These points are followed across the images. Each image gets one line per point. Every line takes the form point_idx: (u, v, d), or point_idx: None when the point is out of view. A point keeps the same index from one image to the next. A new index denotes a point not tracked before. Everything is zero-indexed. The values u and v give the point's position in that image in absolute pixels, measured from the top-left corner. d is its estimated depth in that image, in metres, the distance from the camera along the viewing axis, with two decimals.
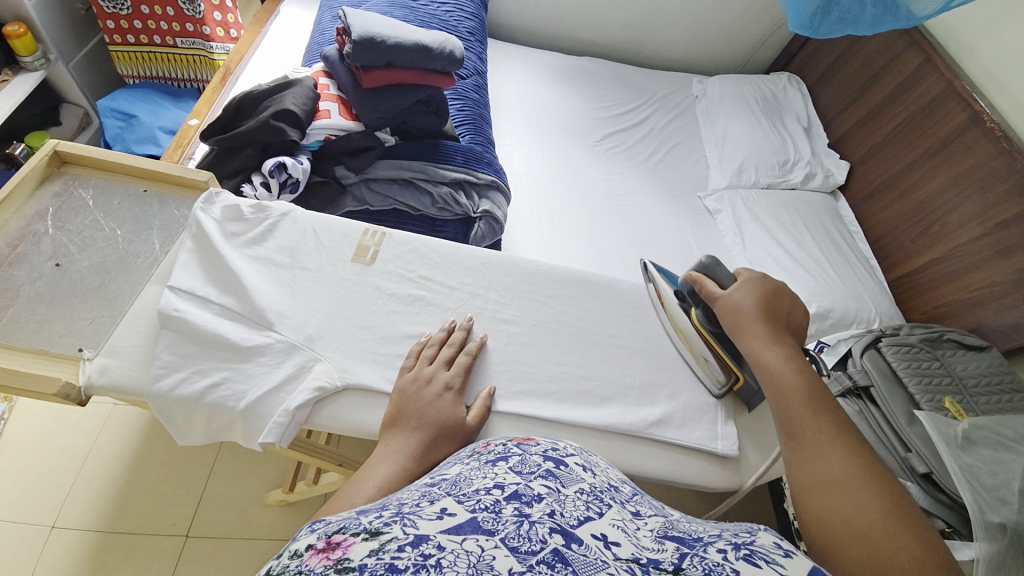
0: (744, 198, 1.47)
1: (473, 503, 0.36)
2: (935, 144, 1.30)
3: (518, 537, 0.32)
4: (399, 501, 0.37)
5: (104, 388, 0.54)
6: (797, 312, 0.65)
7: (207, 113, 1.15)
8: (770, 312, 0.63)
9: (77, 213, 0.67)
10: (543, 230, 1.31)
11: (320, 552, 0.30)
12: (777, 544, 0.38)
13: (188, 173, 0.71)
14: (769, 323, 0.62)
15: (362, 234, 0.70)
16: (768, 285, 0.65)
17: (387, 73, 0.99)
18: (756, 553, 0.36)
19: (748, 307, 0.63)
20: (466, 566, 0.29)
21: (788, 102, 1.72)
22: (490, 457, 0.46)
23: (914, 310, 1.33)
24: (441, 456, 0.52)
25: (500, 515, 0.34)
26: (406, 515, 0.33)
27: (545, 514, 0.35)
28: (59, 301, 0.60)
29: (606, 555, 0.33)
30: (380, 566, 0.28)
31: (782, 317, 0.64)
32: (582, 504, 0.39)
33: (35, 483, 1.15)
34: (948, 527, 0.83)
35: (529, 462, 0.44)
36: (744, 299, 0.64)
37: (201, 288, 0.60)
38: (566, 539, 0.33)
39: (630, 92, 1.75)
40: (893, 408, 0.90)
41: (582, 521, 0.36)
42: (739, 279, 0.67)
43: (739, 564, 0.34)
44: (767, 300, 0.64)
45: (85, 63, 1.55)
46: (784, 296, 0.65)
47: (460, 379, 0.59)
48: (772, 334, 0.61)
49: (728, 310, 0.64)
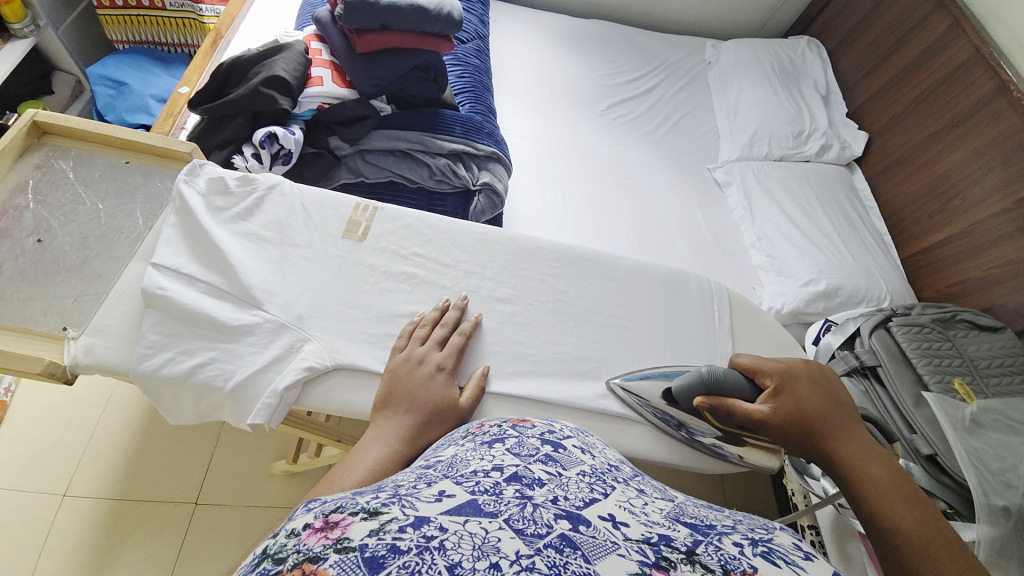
0: (755, 170, 1.41)
1: (473, 485, 0.35)
2: (959, 114, 1.23)
3: (523, 519, 0.31)
4: (396, 482, 0.36)
5: (90, 367, 0.53)
6: (835, 381, 0.62)
7: (198, 80, 1.11)
8: (828, 405, 0.58)
9: (59, 186, 0.65)
10: (545, 203, 1.27)
11: (318, 532, 0.28)
12: (797, 546, 0.35)
13: (171, 144, 0.68)
14: (841, 420, 0.57)
15: (353, 208, 0.67)
16: (800, 377, 0.60)
17: (383, 37, 0.94)
18: (774, 552, 0.34)
19: (807, 411, 0.57)
20: (471, 547, 0.28)
21: (806, 69, 1.63)
22: (486, 438, 0.45)
23: (926, 288, 1.29)
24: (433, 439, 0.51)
25: (501, 497, 0.33)
26: (404, 497, 0.32)
27: (548, 499, 0.34)
28: (43, 278, 0.58)
29: (615, 536, 0.32)
30: (380, 548, 0.27)
31: (836, 404, 0.59)
32: (586, 485, 0.38)
33: (45, 453, 1.17)
34: (949, 508, 0.79)
35: (528, 445, 0.43)
36: (801, 394, 0.58)
37: (186, 266, 0.58)
38: (573, 523, 0.32)
39: (639, 58, 1.67)
40: (900, 390, 0.88)
41: (588, 503, 0.36)
42: (769, 383, 0.59)
43: (757, 560, 0.32)
44: (826, 393, 0.59)
45: (73, 28, 1.50)
46: (817, 376, 0.61)
47: (453, 360, 0.58)
48: (843, 432, 0.56)
49: (789, 423, 0.56)
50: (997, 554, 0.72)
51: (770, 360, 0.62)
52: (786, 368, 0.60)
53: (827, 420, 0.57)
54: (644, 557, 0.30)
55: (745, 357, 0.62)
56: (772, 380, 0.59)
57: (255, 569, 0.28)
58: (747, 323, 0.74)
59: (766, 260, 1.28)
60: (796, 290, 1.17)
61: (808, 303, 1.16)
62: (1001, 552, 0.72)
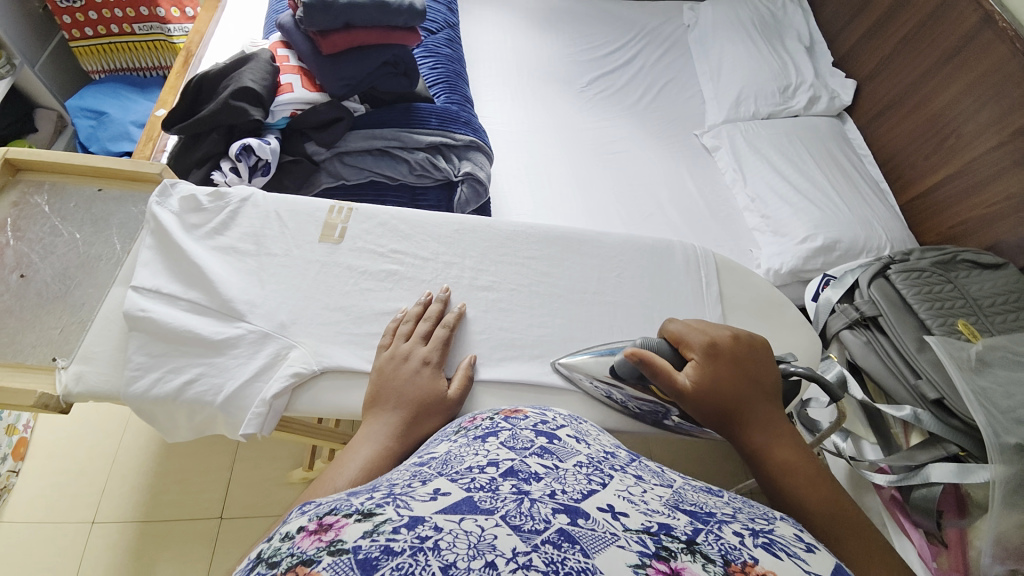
0: (744, 131, 1.38)
1: (468, 481, 0.35)
2: (948, 50, 1.19)
3: (520, 515, 0.31)
4: (391, 482, 0.36)
5: (82, 394, 0.54)
6: (759, 354, 0.57)
7: (173, 101, 1.11)
8: (741, 380, 0.55)
9: (36, 221, 0.66)
10: (531, 188, 1.26)
11: (312, 534, 0.29)
12: (799, 537, 0.35)
13: (140, 167, 0.68)
14: (752, 395, 0.55)
15: (328, 212, 0.67)
16: (724, 349, 0.56)
17: (347, 36, 0.92)
18: (776, 543, 0.33)
19: (721, 386, 0.53)
20: (466, 547, 0.28)
21: (788, 21, 1.59)
22: (478, 433, 0.45)
23: (927, 232, 1.26)
24: (425, 431, 0.51)
25: (497, 493, 0.33)
26: (398, 496, 0.32)
27: (546, 493, 0.34)
28: (29, 312, 0.59)
29: (615, 528, 0.32)
30: (374, 549, 0.27)
31: (755, 380, 0.55)
32: (584, 477, 0.38)
33: (71, 482, 1.21)
34: (962, 451, 0.77)
35: (522, 437, 0.43)
36: (714, 373, 0.54)
37: (166, 285, 0.58)
38: (571, 517, 0.32)
39: (616, 30, 1.63)
40: (902, 336, 0.86)
41: (587, 494, 0.35)
42: (691, 356, 0.56)
43: (758, 550, 0.32)
44: (739, 366, 0.55)
45: (50, 64, 1.51)
46: (744, 350, 0.56)
47: (438, 353, 0.58)
48: (754, 409, 0.54)
49: (695, 401, 0.53)
50: (1012, 493, 0.70)
51: (699, 329, 0.58)
52: (710, 340, 0.56)
53: (733, 394, 0.54)
54: (644, 548, 0.30)
55: (674, 326, 0.58)
56: (691, 352, 0.56)
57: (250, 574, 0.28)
58: (736, 287, 0.73)
59: (761, 222, 1.25)
60: (793, 248, 1.15)
61: (806, 260, 1.13)
62: (1017, 490, 0.70)
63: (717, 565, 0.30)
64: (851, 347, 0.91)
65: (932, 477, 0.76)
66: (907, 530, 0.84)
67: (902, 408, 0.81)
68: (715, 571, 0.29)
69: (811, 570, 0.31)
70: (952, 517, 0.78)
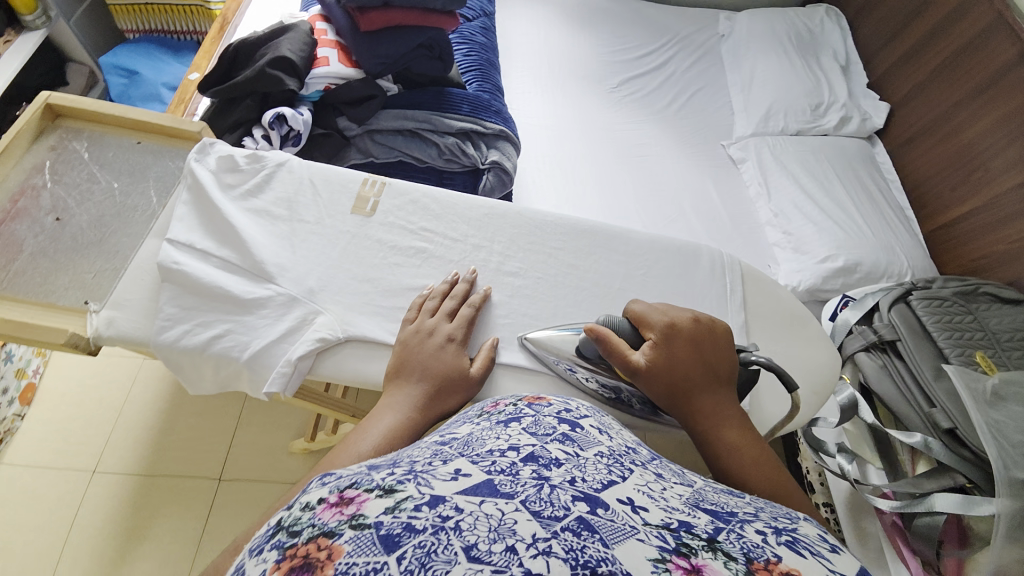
0: (771, 146, 1.37)
1: (488, 464, 0.35)
2: (981, 83, 1.19)
3: (540, 501, 0.31)
4: (411, 458, 0.36)
5: (111, 339, 0.54)
6: (720, 341, 0.57)
7: (207, 66, 1.11)
8: (701, 367, 0.55)
9: (74, 166, 0.66)
10: (555, 182, 1.26)
11: (333, 507, 0.29)
12: (823, 538, 0.35)
13: (180, 123, 0.68)
14: (710, 381, 0.55)
15: (361, 184, 0.67)
16: (683, 332, 0.56)
17: (383, 15, 0.93)
18: (799, 542, 0.34)
19: (675, 368, 0.54)
20: (487, 530, 0.28)
21: (824, 39, 1.58)
22: (501, 418, 0.45)
23: (949, 263, 1.25)
24: (447, 408, 0.52)
25: (518, 478, 0.33)
26: (420, 473, 0.32)
27: (566, 480, 0.34)
28: (62, 254, 0.60)
29: (635, 521, 0.32)
30: (396, 525, 0.27)
31: (710, 368, 0.55)
32: (604, 467, 0.38)
33: (75, 433, 1.22)
34: (969, 483, 0.77)
35: (544, 424, 0.43)
36: (671, 353, 0.54)
37: (200, 241, 0.59)
38: (590, 506, 0.32)
39: (650, 34, 1.63)
40: (919, 363, 0.86)
41: (606, 485, 0.36)
42: (650, 336, 0.56)
43: (780, 549, 0.32)
44: (699, 351, 0.55)
45: (86, 19, 1.52)
46: (703, 333, 0.56)
47: (463, 331, 0.58)
48: (707, 393, 0.54)
49: (651, 378, 0.53)
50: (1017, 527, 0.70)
51: (661, 311, 0.58)
52: (669, 323, 0.56)
53: (694, 379, 0.54)
54: (664, 543, 0.31)
55: (639, 305, 0.58)
56: (653, 333, 0.56)
57: (270, 541, 0.29)
58: (758, 295, 0.72)
59: (782, 238, 1.25)
60: (813, 266, 1.15)
61: (825, 279, 1.13)
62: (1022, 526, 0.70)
63: (739, 563, 0.30)
64: (865, 370, 0.91)
65: (936, 506, 0.76)
66: (904, 558, 0.83)
67: (913, 435, 0.81)
68: (737, 569, 0.29)
69: (835, 570, 0.31)
70: (952, 547, 0.77)
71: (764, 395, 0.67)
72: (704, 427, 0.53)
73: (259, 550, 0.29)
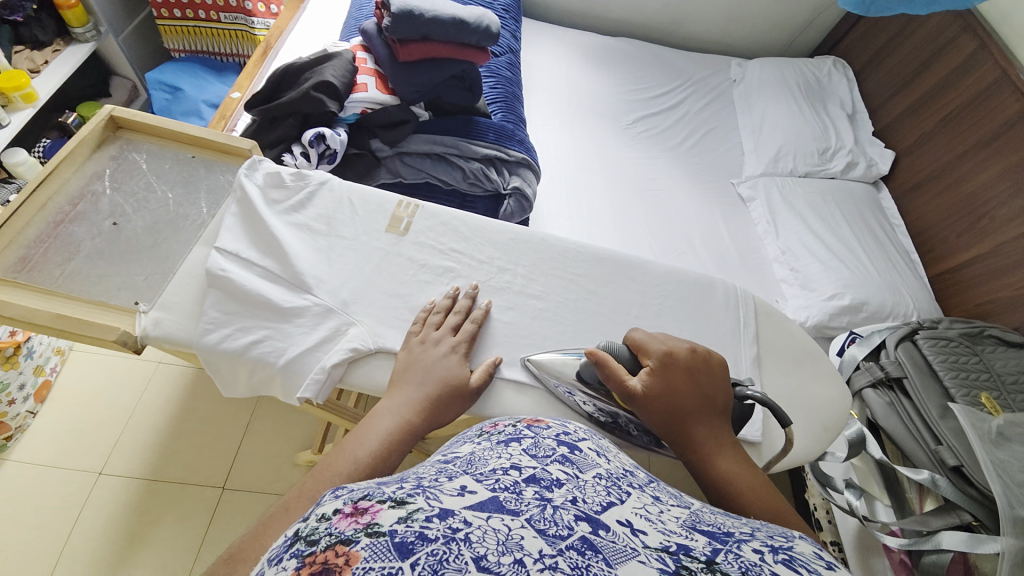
0: (780, 186, 1.42)
1: (493, 482, 0.33)
2: (987, 134, 1.24)
3: (545, 520, 0.30)
4: (418, 475, 0.35)
5: (158, 339, 0.58)
6: (716, 370, 0.59)
7: (249, 86, 1.18)
8: (697, 394, 0.56)
9: (132, 175, 0.71)
10: (571, 209, 1.31)
11: (349, 516, 0.28)
12: (819, 555, 0.34)
13: (232, 141, 0.73)
14: (706, 409, 0.56)
15: (396, 205, 0.72)
16: (680, 361, 0.57)
17: (423, 47, 1.00)
18: (797, 561, 0.32)
19: (671, 394, 0.55)
20: (495, 543, 0.27)
21: (832, 88, 1.65)
22: (501, 437, 0.43)
23: (955, 307, 1.28)
24: (445, 415, 0.54)
25: (521, 496, 0.32)
26: (428, 488, 0.31)
27: (568, 500, 0.33)
28: (117, 257, 0.64)
29: (635, 543, 0.31)
30: (410, 533, 0.26)
31: (706, 394, 0.56)
32: (603, 489, 0.37)
33: (86, 433, 1.23)
34: (974, 521, 0.78)
35: (544, 445, 0.41)
36: (668, 380, 0.56)
37: (246, 251, 0.63)
38: (592, 526, 0.31)
39: (665, 75, 1.71)
40: (925, 401, 0.87)
41: (606, 507, 0.34)
42: (648, 362, 0.57)
43: (778, 567, 0.31)
44: (695, 380, 0.57)
45: (134, 37, 1.61)
46: (699, 363, 0.58)
47: (466, 345, 0.61)
48: (703, 420, 0.55)
49: (649, 405, 0.55)
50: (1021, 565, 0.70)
51: (660, 340, 0.60)
52: (667, 350, 0.58)
53: (691, 406, 0.55)
54: (665, 566, 0.29)
55: (637, 334, 0.60)
56: (651, 361, 0.57)
57: (289, 549, 0.27)
58: (773, 332, 0.75)
59: (789, 274, 1.28)
60: (819, 303, 1.18)
61: (832, 317, 1.16)
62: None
63: None
64: (873, 407, 0.93)
65: (943, 544, 0.77)
66: None
67: (919, 472, 0.82)
68: None
69: None
70: None
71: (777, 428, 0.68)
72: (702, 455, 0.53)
73: (276, 560, 0.28)
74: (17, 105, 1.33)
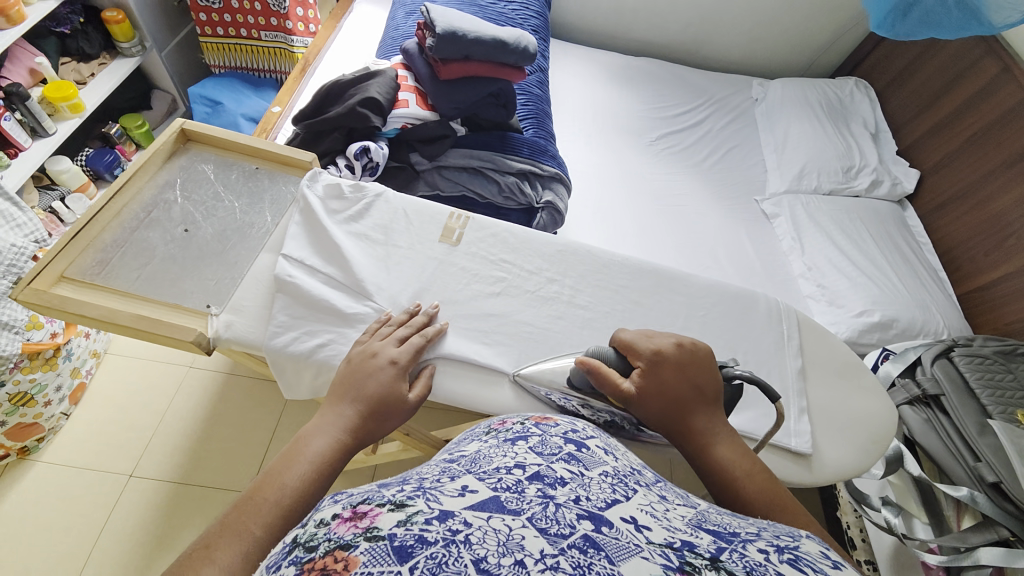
0: (805, 203, 1.44)
1: (495, 482, 0.33)
2: (1013, 155, 1.25)
3: (546, 519, 0.29)
4: (421, 476, 0.36)
5: (229, 340, 0.61)
6: (705, 363, 0.59)
7: (288, 101, 1.23)
8: (690, 389, 0.57)
9: (201, 184, 0.75)
10: (596, 223, 1.33)
11: (347, 521, 0.28)
12: (825, 555, 0.33)
13: (293, 153, 0.77)
14: (700, 402, 0.57)
15: (448, 216, 0.74)
16: (670, 358, 0.58)
17: (463, 66, 1.04)
18: (802, 559, 0.31)
19: (663, 392, 0.56)
20: (496, 544, 0.27)
21: (854, 107, 1.67)
22: (510, 435, 0.43)
23: (983, 325, 1.28)
24: (380, 430, 0.53)
25: (523, 495, 0.32)
26: (428, 490, 0.32)
27: (570, 499, 0.32)
28: (190, 261, 0.67)
29: (638, 539, 0.30)
30: (409, 537, 0.26)
31: (699, 389, 0.57)
32: (608, 486, 0.36)
33: (118, 435, 1.26)
34: (1012, 536, 0.78)
35: (551, 444, 0.41)
36: (660, 377, 0.57)
37: (309, 258, 0.66)
38: (596, 524, 0.30)
39: (688, 94, 1.74)
40: (963, 418, 0.87)
41: (610, 504, 0.33)
42: (639, 364, 0.58)
43: (782, 566, 0.30)
44: (687, 375, 0.57)
45: (175, 52, 1.68)
46: (688, 357, 0.58)
47: (407, 356, 0.58)
48: (700, 413, 0.56)
49: (645, 403, 0.56)
50: None
51: (648, 339, 0.60)
52: (656, 349, 0.58)
53: (687, 401, 0.56)
54: (668, 562, 0.28)
55: (625, 334, 0.61)
56: (641, 362, 0.58)
57: (287, 557, 0.28)
58: (816, 345, 0.76)
59: (817, 290, 1.29)
60: (849, 319, 1.19)
61: (862, 333, 1.16)
62: None
63: None
64: (910, 424, 0.93)
65: (982, 560, 0.77)
66: None
67: (958, 489, 0.82)
68: None
69: None
70: None
71: (825, 441, 0.69)
72: (701, 445, 0.55)
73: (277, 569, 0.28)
74: (63, 115, 1.39)
